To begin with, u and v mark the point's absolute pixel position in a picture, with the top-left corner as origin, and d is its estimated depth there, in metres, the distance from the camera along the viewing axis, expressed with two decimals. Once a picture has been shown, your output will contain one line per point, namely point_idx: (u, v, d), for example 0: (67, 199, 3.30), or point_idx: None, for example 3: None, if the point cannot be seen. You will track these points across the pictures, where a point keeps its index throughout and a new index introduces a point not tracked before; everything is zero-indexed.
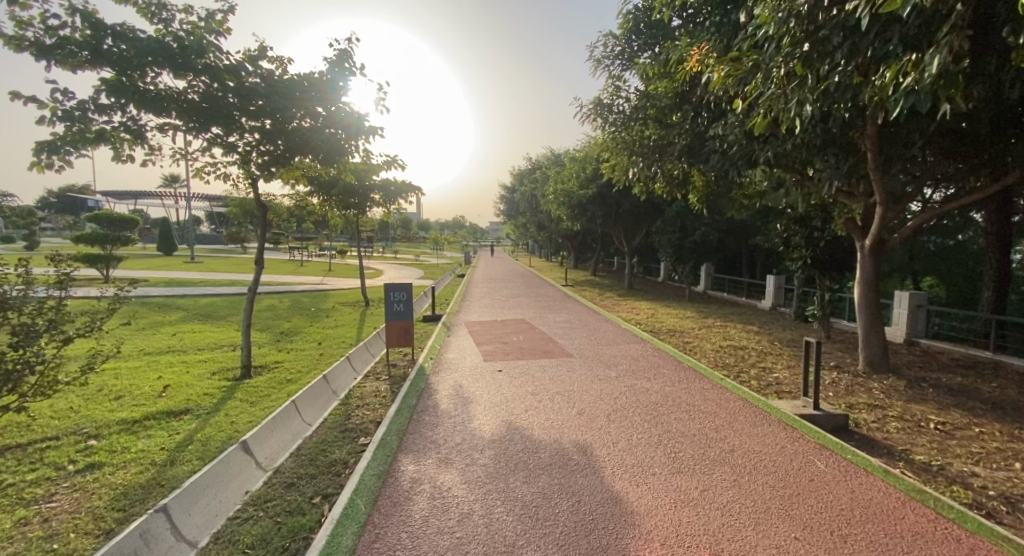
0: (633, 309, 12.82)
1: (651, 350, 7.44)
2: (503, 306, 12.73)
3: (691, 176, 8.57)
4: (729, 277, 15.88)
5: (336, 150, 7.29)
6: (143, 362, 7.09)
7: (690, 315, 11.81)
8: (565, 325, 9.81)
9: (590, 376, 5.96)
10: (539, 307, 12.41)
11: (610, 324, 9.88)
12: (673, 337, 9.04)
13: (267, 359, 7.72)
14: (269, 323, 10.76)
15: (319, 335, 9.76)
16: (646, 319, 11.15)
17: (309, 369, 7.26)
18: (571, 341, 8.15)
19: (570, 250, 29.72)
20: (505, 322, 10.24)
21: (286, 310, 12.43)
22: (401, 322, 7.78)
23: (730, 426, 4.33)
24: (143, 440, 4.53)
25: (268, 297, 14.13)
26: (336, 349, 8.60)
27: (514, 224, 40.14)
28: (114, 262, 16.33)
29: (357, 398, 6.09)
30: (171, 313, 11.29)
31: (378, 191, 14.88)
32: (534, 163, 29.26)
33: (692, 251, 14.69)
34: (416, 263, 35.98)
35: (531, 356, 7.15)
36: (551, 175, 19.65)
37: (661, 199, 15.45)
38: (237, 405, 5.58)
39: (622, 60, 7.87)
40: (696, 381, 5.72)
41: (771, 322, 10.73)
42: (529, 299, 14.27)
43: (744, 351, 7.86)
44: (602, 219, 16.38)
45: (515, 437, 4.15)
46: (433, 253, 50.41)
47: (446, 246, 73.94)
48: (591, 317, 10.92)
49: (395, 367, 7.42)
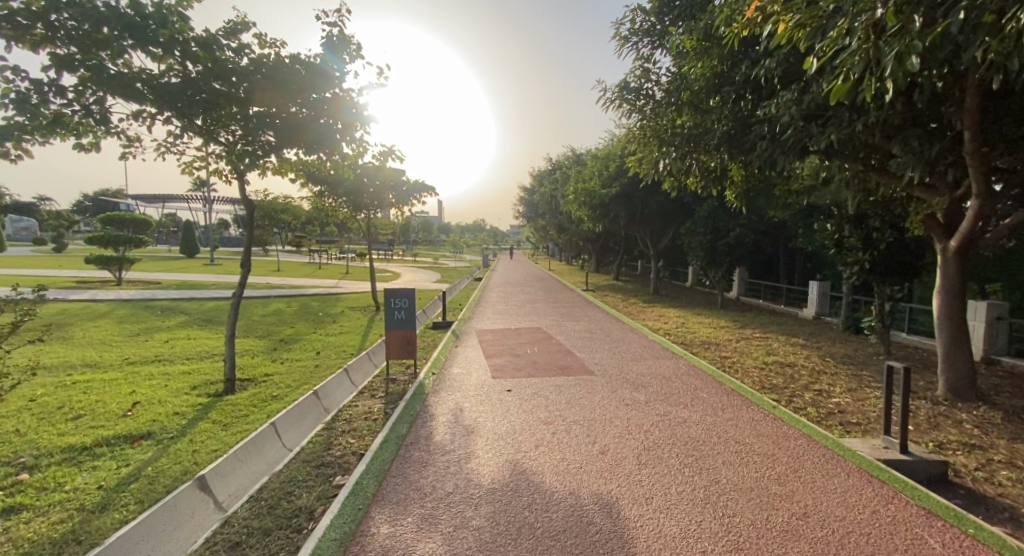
0: (660, 317, 11.78)
1: (685, 368, 6.48)
2: (518, 313, 11.86)
3: (730, 169, 7.59)
4: (765, 283, 14.67)
5: (329, 142, 6.58)
6: (123, 375, 6.52)
7: (724, 325, 10.73)
8: (586, 336, 8.88)
9: (614, 401, 5.05)
10: (557, 314, 11.50)
11: (636, 336, 8.90)
12: (709, 352, 8.02)
13: (258, 370, 7.05)
14: (270, 330, 10.14)
15: (320, 343, 9.11)
16: (677, 330, 10.12)
17: (299, 383, 6.54)
18: (592, 355, 7.24)
19: (591, 253, 28.67)
20: (519, 332, 9.38)
21: (292, 315, 11.82)
22: (402, 332, 7.02)
23: (796, 475, 3.36)
24: (83, 475, 3.89)
25: (277, 301, 13.60)
26: (334, 359, 7.87)
27: (534, 227, 39.19)
28: (127, 264, 16.06)
29: (345, 420, 5.32)
30: (173, 318, 10.79)
31: (391, 191, 14.22)
32: (554, 163, 28.29)
33: (724, 255, 13.57)
34: (434, 267, 35.47)
35: (546, 373, 6.28)
36: (572, 174, 18.80)
37: (691, 198, 14.38)
38: (206, 429, 4.86)
39: (651, 38, 6.99)
40: (743, 409, 4.76)
41: (817, 334, 9.59)
42: (547, 305, 13.37)
43: (792, 370, 6.82)
44: (626, 221, 15.38)
45: (520, 486, 3.29)
46: (452, 257, 50.00)
47: (466, 250, 73.38)
48: (614, 326, 9.97)
49: (395, 382, 6.66)
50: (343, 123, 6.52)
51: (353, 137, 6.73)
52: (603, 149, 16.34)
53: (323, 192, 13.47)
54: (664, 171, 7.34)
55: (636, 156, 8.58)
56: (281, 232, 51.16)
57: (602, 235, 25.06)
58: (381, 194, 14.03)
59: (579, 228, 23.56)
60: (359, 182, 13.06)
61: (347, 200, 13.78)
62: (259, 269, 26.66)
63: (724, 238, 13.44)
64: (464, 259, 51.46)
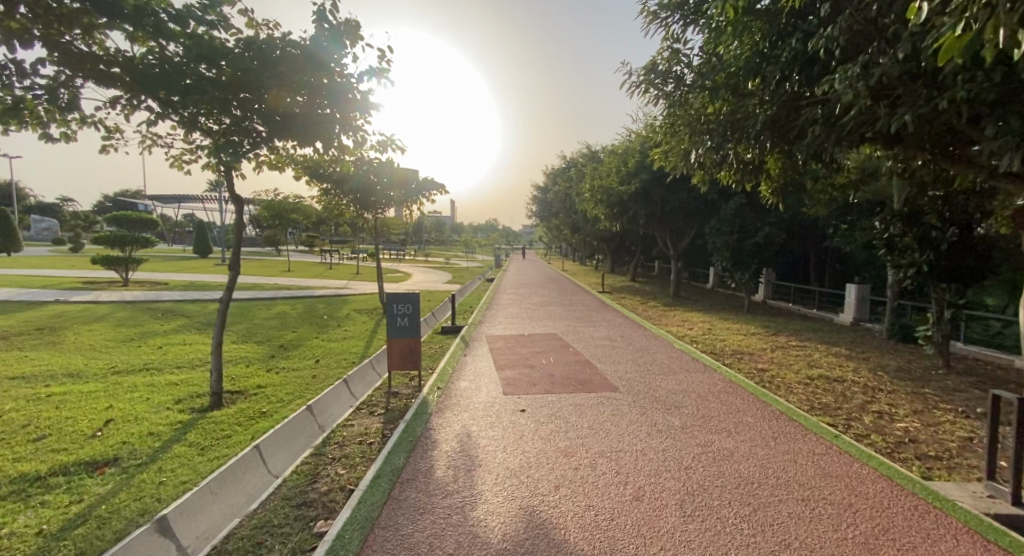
0: (684, 323, 11.01)
1: (720, 384, 5.76)
2: (532, 318, 11.19)
3: (768, 160, 6.83)
4: (794, 286, 13.83)
5: (325, 133, 5.99)
6: (103, 386, 5.99)
7: (756, 333, 9.92)
8: (606, 344, 8.17)
9: (644, 425, 4.39)
10: (573, 319, 10.82)
11: (660, 344, 8.18)
12: (743, 365, 7.27)
13: (250, 382, 6.48)
14: (270, 335, 9.60)
15: (322, 349, 8.56)
16: (704, 338, 9.35)
17: (292, 397, 5.94)
18: (614, 368, 6.54)
19: (606, 253, 27.92)
20: (532, 339, 8.72)
21: (295, 319, 11.30)
22: (405, 341, 6.42)
23: (889, 539, 2.66)
24: (27, 515, 3.27)
25: (282, 303, 13.11)
26: (333, 369, 7.29)
27: (547, 227, 38.44)
28: (133, 265, 15.74)
29: (338, 442, 4.72)
30: (172, 322, 10.33)
31: (398, 190, 13.64)
32: (568, 161, 27.51)
33: (752, 255, 12.73)
34: (446, 267, 34.98)
35: (564, 389, 5.61)
36: (588, 171, 18.10)
37: (715, 196, 13.56)
38: (181, 454, 4.27)
39: (681, 14, 6.28)
40: (800, 439, 4.03)
41: (859, 343, 8.77)
42: (563, 309, 12.67)
43: (842, 387, 6.05)
44: (646, 219, 14.60)
45: (538, 547, 2.63)
46: (464, 257, 49.52)
47: (478, 250, 72.86)
48: (636, 333, 9.24)
49: (397, 396, 6.07)
50: (340, 110, 5.89)
51: (352, 127, 6.11)
52: (622, 144, 15.58)
53: (330, 190, 12.99)
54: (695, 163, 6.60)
55: (661, 148, 7.86)
56: (293, 232, 51.13)
57: (618, 235, 24.23)
58: (390, 189, 13.40)
59: (594, 228, 22.77)
60: (365, 178, 12.38)
61: (355, 197, 13.21)
62: (269, 269, 26.39)
63: (752, 238, 12.60)
64: (476, 259, 50.89)
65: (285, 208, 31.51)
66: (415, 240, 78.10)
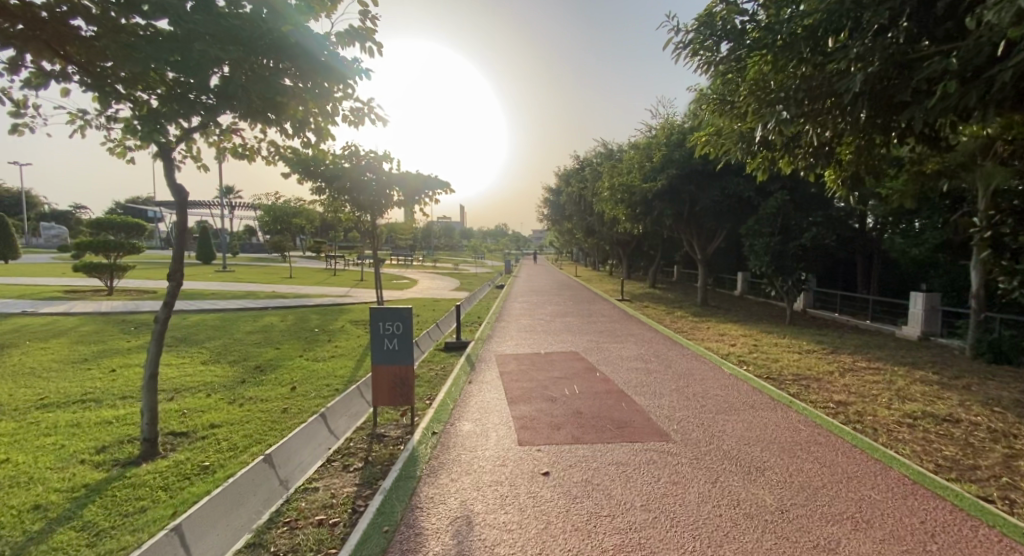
0: (724, 339, 9.55)
1: (805, 430, 4.36)
2: (547, 332, 9.84)
3: (849, 138, 5.42)
4: (840, 294, 12.38)
5: (288, 108, 4.54)
6: (14, 429, 4.75)
7: (812, 353, 8.44)
8: (638, 367, 6.81)
9: (725, 506, 3.05)
10: (593, 334, 9.44)
11: (706, 367, 6.78)
12: (815, 396, 5.86)
13: (201, 420, 5.19)
14: (248, 353, 8.32)
15: (304, 371, 7.30)
16: (752, 359, 7.91)
17: (247, 444, 4.62)
18: (656, 402, 5.18)
19: (622, 257, 26.53)
20: (550, 360, 7.38)
21: (282, 334, 10.03)
22: (394, 369, 5.12)
23: None
24: None
25: (271, 315, 11.88)
26: (310, 401, 5.98)
27: (558, 231, 37.13)
28: (118, 272, 14.59)
29: (291, 518, 3.41)
30: (141, 337, 9.08)
31: (396, 187, 11.96)
32: (581, 161, 26.07)
33: (796, 260, 11.28)
34: (453, 273, 33.77)
35: (597, 436, 4.26)
36: (605, 170, 16.80)
37: (753, 193, 12.12)
38: (61, 546, 2.99)
39: None
40: (977, 542, 2.64)
41: (943, 366, 7.34)
42: (582, 321, 11.28)
43: (961, 435, 4.65)
44: (673, 220, 13.21)
45: None
46: (473, 263, 48.34)
47: (487, 256, 71.66)
48: (672, 352, 7.84)
49: (384, 440, 4.78)
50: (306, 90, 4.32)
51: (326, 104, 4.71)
52: (645, 139, 14.21)
53: (322, 187, 11.45)
54: (761, 141, 5.20)
55: (708, 129, 6.50)
56: (299, 237, 50.06)
57: (635, 238, 22.79)
58: (389, 187, 11.87)
59: (611, 231, 21.35)
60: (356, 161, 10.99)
61: (349, 196, 11.62)
62: (269, 276, 25.33)
63: (796, 240, 11.15)
64: (486, 265, 49.67)
65: (288, 212, 30.51)
66: (424, 245, 77.20)
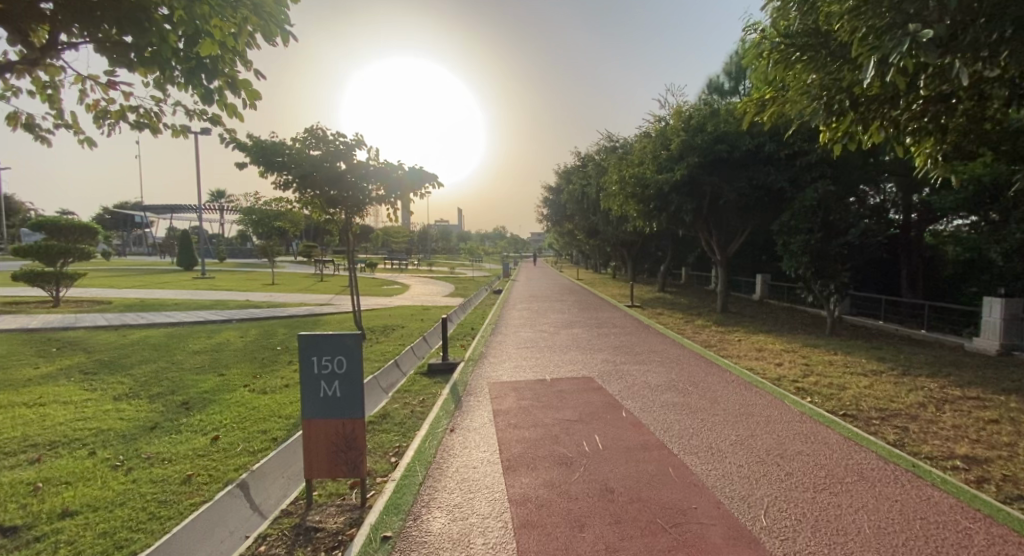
0: (765, 358, 7.93)
1: (976, 533, 2.73)
2: (552, 350, 8.23)
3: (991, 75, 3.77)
4: (887, 301, 10.80)
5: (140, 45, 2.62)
6: None
7: (880, 376, 6.84)
8: (673, 402, 5.22)
9: None
10: (607, 353, 7.82)
11: (763, 402, 5.19)
12: (928, 449, 4.25)
13: (54, 503, 3.49)
14: (181, 383, 6.67)
15: (241, 410, 5.64)
16: (812, 386, 6.30)
17: (99, 552, 2.93)
18: (719, 472, 3.56)
19: (628, 258, 24.87)
20: (557, 391, 5.76)
21: (237, 353, 8.41)
22: (333, 424, 3.51)
23: None
24: None
25: (230, 330, 10.23)
26: (229, 462, 4.29)
27: (558, 232, 35.50)
28: (65, 280, 12.88)
29: None
30: (57, 361, 7.40)
31: (376, 179, 9.99)
32: (582, 157, 24.45)
33: (840, 260, 9.69)
34: (449, 277, 32.15)
35: (646, 548, 2.64)
36: (612, 162, 15.21)
37: (786, 183, 10.54)
38: None
39: None
40: None
41: None
42: (591, 334, 9.66)
43: None
44: (692, 216, 11.64)
45: None
46: (468, 267, 46.79)
47: (485, 259, 69.92)
48: (711, 377, 6.24)
49: (314, 537, 3.13)
50: None
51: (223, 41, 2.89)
52: (658, 126, 12.66)
53: (289, 181, 9.48)
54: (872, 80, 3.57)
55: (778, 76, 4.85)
56: (291, 241, 48.46)
57: (641, 238, 21.18)
58: (372, 181, 9.99)
59: (616, 231, 19.73)
60: (330, 145, 9.33)
61: (322, 190, 9.63)
62: (251, 282, 23.60)
63: (841, 237, 9.57)
64: (482, 268, 48.03)
65: (272, 215, 28.84)
66: (420, 248, 75.48)
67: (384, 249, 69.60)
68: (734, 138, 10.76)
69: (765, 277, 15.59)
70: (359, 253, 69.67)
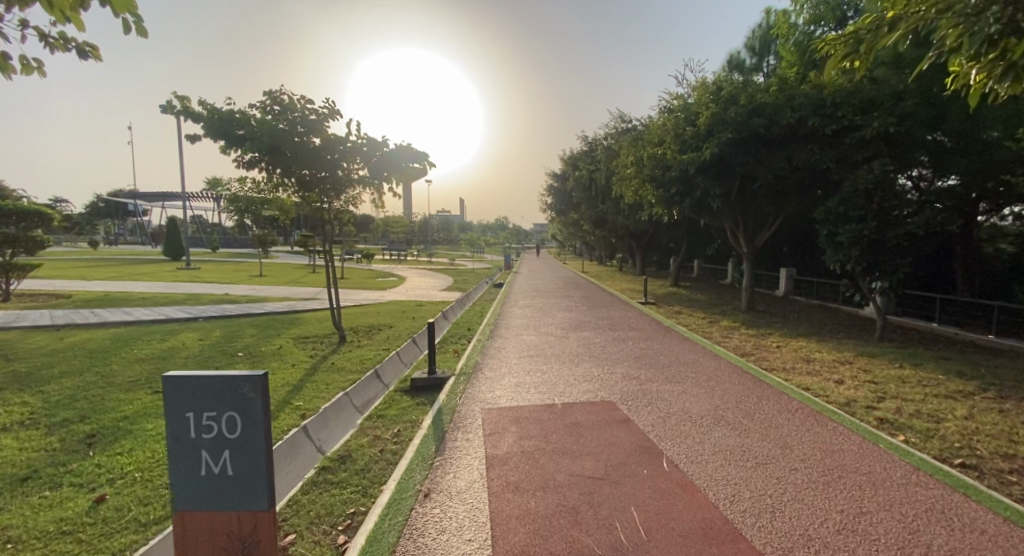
0: (817, 372, 6.57)
1: None
2: (560, 361, 6.88)
3: None
4: (948, 300, 9.37)
5: None
6: None
7: (972, 400, 5.45)
8: (729, 448, 3.86)
9: None
10: (628, 365, 6.45)
11: (851, 448, 3.82)
12: None
13: None
14: (101, 402, 5.36)
15: (161, 446, 4.32)
16: (895, 415, 4.92)
17: None
18: None
19: (637, 250, 23.44)
20: (571, 425, 4.41)
21: (187, 360, 7.10)
22: (226, 520, 2.16)
23: None
24: None
25: (190, 331, 8.91)
26: (101, 544, 2.95)
27: (562, 222, 34.07)
28: (15, 271, 11.55)
29: None
30: None
31: (355, 156, 8.55)
32: (591, 141, 23.02)
33: (897, 253, 8.28)
34: (448, 269, 30.76)
35: None
36: (627, 143, 13.82)
37: (833, 163, 9.13)
38: None
39: None
40: None
41: None
42: (604, 339, 8.29)
43: None
44: (720, 202, 10.25)
45: None
46: (469, 258, 45.42)
47: (486, 251, 68.31)
48: (766, 404, 4.87)
49: None
50: None
51: None
52: (682, 100, 11.26)
53: (255, 159, 8.05)
54: None
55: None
56: (287, 231, 47.18)
57: (653, 229, 19.73)
58: (352, 157, 8.54)
59: (627, 219, 18.32)
60: (299, 115, 7.88)
61: (295, 169, 8.21)
62: (237, 274, 22.26)
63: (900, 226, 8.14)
64: (483, 260, 46.55)
65: (261, 202, 27.44)
66: (421, 239, 74.13)
67: (383, 240, 68.37)
68: (774, 110, 9.39)
69: (791, 271, 14.20)
70: (358, 243, 68.44)
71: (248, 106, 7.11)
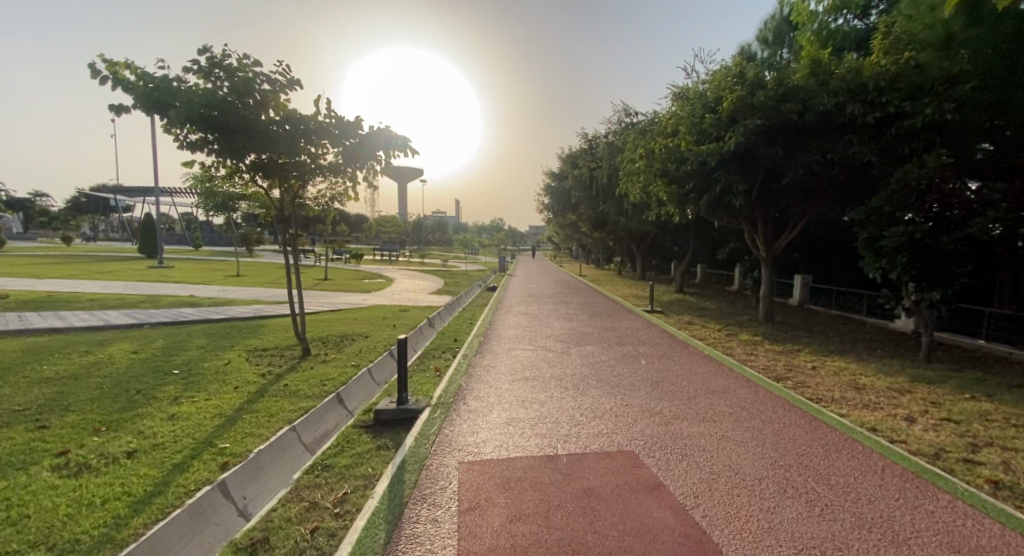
0: (876, 405, 5.35)
1: None
2: (561, 386, 5.63)
3: None
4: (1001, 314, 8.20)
5: None
6: None
7: None
8: (818, 544, 2.60)
9: None
10: (645, 396, 5.20)
11: (998, 547, 2.57)
12: None
13: None
14: None
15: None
16: (1005, 474, 3.71)
17: None
18: None
19: (638, 253, 22.29)
20: (583, 493, 3.15)
21: (105, 381, 5.79)
22: None
23: None
24: None
25: (125, 341, 7.58)
26: None
27: (560, 224, 32.89)
28: None
29: None
30: None
31: (320, 138, 7.27)
32: (591, 138, 21.91)
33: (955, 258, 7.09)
34: (440, 270, 29.48)
35: None
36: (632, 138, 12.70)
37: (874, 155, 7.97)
38: None
39: None
40: None
41: None
42: (612, 356, 7.07)
43: None
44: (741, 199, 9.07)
45: None
46: (463, 259, 44.16)
47: (481, 253, 66.87)
48: (840, 459, 3.64)
49: None
50: None
51: None
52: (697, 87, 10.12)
53: (203, 141, 6.80)
54: None
55: None
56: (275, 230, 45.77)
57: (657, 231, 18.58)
58: (318, 140, 7.28)
59: (629, 220, 17.18)
60: (253, 89, 6.61)
61: (249, 154, 6.93)
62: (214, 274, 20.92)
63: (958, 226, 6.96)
64: (478, 261, 45.28)
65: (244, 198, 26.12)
66: (414, 240, 72.75)
67: (376, 241, 67.00)
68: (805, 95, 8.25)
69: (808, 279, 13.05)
70: (350, 243, 66.98)
71: (184, 71, 5.85)
